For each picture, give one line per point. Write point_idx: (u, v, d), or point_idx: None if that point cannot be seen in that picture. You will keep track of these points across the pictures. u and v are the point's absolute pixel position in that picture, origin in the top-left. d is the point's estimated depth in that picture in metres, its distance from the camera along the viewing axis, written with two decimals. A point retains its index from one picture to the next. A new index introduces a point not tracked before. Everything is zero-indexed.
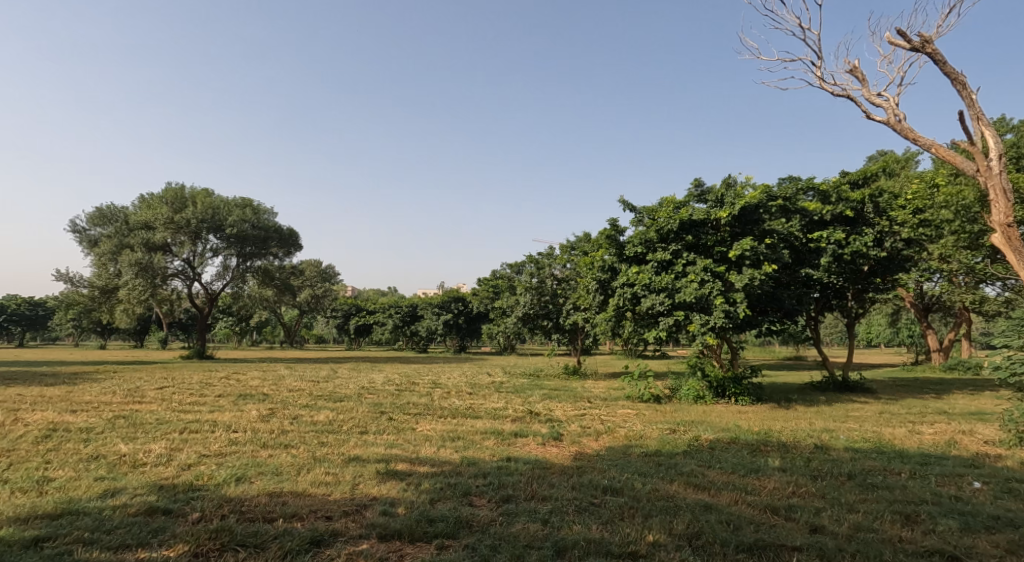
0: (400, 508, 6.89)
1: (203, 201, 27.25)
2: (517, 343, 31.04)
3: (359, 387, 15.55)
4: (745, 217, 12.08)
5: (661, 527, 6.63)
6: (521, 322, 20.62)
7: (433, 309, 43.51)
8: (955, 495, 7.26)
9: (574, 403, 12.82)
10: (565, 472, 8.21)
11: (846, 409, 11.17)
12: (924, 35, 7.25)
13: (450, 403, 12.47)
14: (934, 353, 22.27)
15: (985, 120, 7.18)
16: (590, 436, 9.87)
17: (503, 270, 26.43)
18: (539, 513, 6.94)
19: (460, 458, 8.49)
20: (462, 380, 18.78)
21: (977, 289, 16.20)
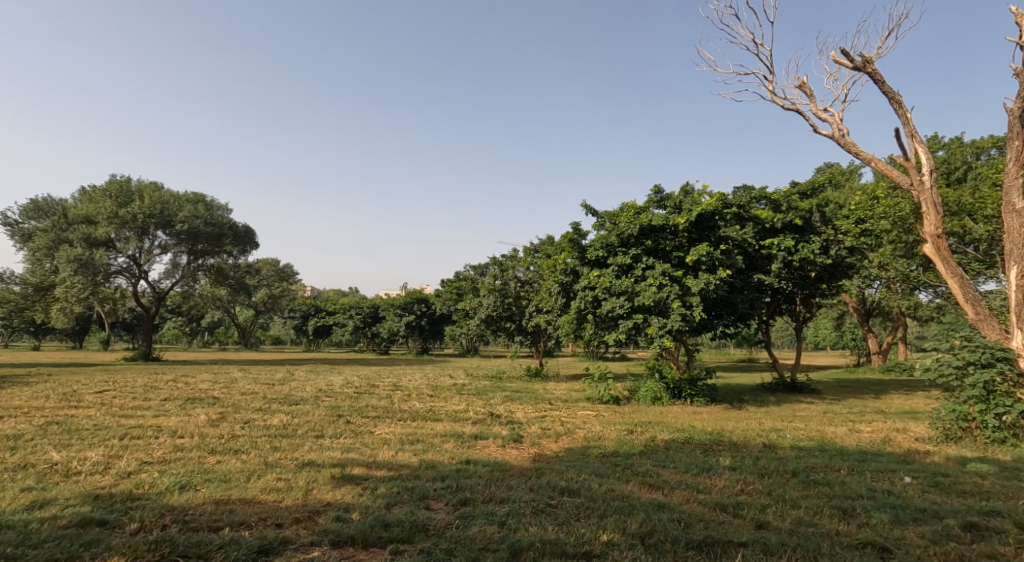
0: (355, 513, 6.43)
1: (151, 194, 25.25)
2: (477, 345, 30.94)
3: (316, 391, 15.19)
4: (702, 223, 13.77)
5: (614, 526, 6.10)
6: (484, 324, 20.72)
7: (396, 309, 42.40)
8: (888, 490, 6.81)
9: (534, 406, 13.63)
10: (524, 474, 7.76)
11: (793, 410, 12.45)
12: (865, 57, 8.06)
13: (410, 407, 12.64)
14: (873, 355, 23.92)
15: (919, 139, 8.41)
16: (550, 437, 9.96)
17: (470, 274, 27.62)
18: (496, 515, 6.43)
19: (419, 462, 8.16)
20: (427, 380, 18.74)
21: (912, 295, 18.26)
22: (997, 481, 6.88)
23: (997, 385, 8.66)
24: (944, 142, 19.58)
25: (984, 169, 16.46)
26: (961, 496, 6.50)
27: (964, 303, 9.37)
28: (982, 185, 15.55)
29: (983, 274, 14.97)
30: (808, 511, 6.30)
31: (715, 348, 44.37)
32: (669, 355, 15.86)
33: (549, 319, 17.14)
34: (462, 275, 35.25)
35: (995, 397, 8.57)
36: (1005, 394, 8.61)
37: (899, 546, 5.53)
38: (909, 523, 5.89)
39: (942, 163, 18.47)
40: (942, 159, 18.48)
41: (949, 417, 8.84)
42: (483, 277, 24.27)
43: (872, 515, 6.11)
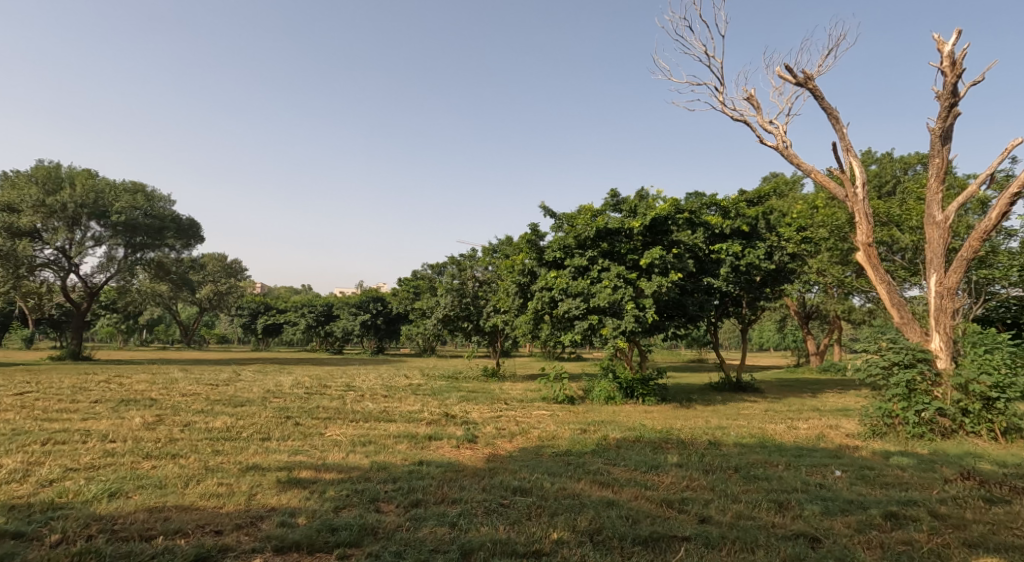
0: (300, 518, 6.44)
1: (83, 182, 24.32)
2: (433, 343, 30.90)
3: (263, 391, 14.99)
4: (656, 227, 14.16)
5: (565, 524, 6.30)
6: (441, 324, 20.74)
7: (351, 307, 41.86)
8: (820, 483, 7.22)
9: (490, 405, 13.80)
10: (477, 474, 7.89)
11: (738, 408, 12.95)
12: (807, 73, 8.48)
13: (362, 408, 12.61)
14: (812, 356, 24.92)
15: (854, 152, 8.92)
16: (504, 437, 10.12)
17: (427, 274, 27.60)
18: (448, 516, 6.55)
19: (371, 463, 8.19)
20: (380, 380, 18.70)
21: (846, 300, 19.23)
22: (916, 473, 7.39)
23: (918, 383, 9.29)
24: (876, 157, 20.64)
25: (912, 183, 17.44)
26: (884, 487, 6.96)
27: (891, 308, 9.96)
28: (911, 197, 16.48)
29: (908, 282, 15.89)
30: (747, 505, 6.63)
31: (667, 348, 45.37)
32: (623, 355, 16.23)
33: (506, 319, 17.31)
34: (420, 273, 35.09)
35: (916, 395, 9.19)
36: (925, 392, 9.24)
37: (828, 536, 5.86)
38: (837, 514, 6.27)
39: (874, 177, 19.48)
40: (876, 171, 19.49)
41: (877, 414, 9.38)
42: (441, 276, 24.30)
43: (804, 507, 6.48)
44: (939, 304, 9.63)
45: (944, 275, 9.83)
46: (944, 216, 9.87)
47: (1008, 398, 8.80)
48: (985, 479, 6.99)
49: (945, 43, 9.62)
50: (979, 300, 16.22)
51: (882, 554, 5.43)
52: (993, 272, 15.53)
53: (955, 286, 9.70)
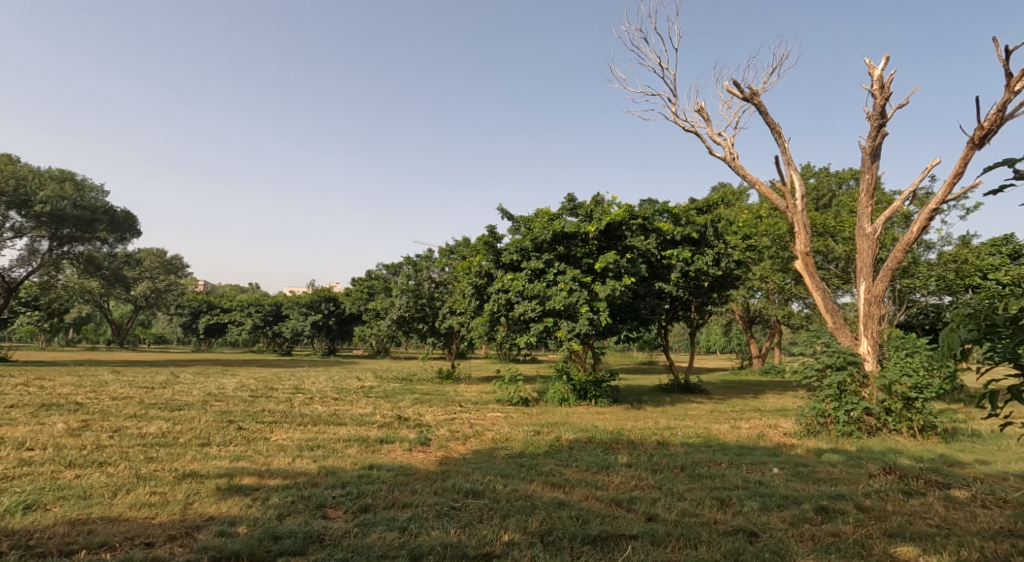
0: (240, 527, 6.33)
1: (6, 168, 23.10)
2: (384, 344, 30.71)
3: (203, 394, 14.65)
4: (611, 232, 14.49)
5: (516, 526, 6.42)
6: (395, 325, 20.65)
7: (302, 307, 41.12)
8: (760, 480, 7.58)
9: (444, 408, 13.88)
10: (429, 477, 7.98)
11: (686, 409, 13.39)
12: (753, 89, 8.88)
13: (310, 411, 12.51)
14: (754, 358, 25.86)
15: (794, 166, 9.37)
16: (458, 439, 10.23)
17: (383, 274, 27.49)
18: (398, 521, 6.57)
19: (319, 468, 8.18)
20: (331, 382, 18.50)
21: (787, 306, 20.12)
22: (844, 469, 7.84)
23: (848, 385, 9.85)
24: (814, 171, 21.63)
25: (846, 196, 18.34)
26: (817, 483, 7.37)
27: (824, 314, 10.47)
28: (845, 209, 17.31)
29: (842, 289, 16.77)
30: (692, 503, 6.89)
31: (618, 352, 46.17)
32: (577, 357, 16.52)
33: (462, 321, 17.38)
34: (374, 273, 34.75)
35: (846, 395, 9.73)
36: (855, 393, 9.80)
37: (765, 530, 6.12)
38: (774, 509, 6.60)
39: (812, 190, 20.41)
40: (814, 184, 20.43)
41: (811, 414, 9.88)
42: (397, 276, 24.26)
43: (744, 503, 6.78)
44: (866, 310, 10.16)
45: (872, 283, 10.41)
46: (873, 228, 10.46)
47: (927, 398, 9.45)
48: (906, 474, 7.48)
49: (875, 67, 10.19)
50: (903, 307, 17.16)
51: (813, 546, 5.70)
52: (914, 281, 16.50)
53: (881, 294, 10.27)
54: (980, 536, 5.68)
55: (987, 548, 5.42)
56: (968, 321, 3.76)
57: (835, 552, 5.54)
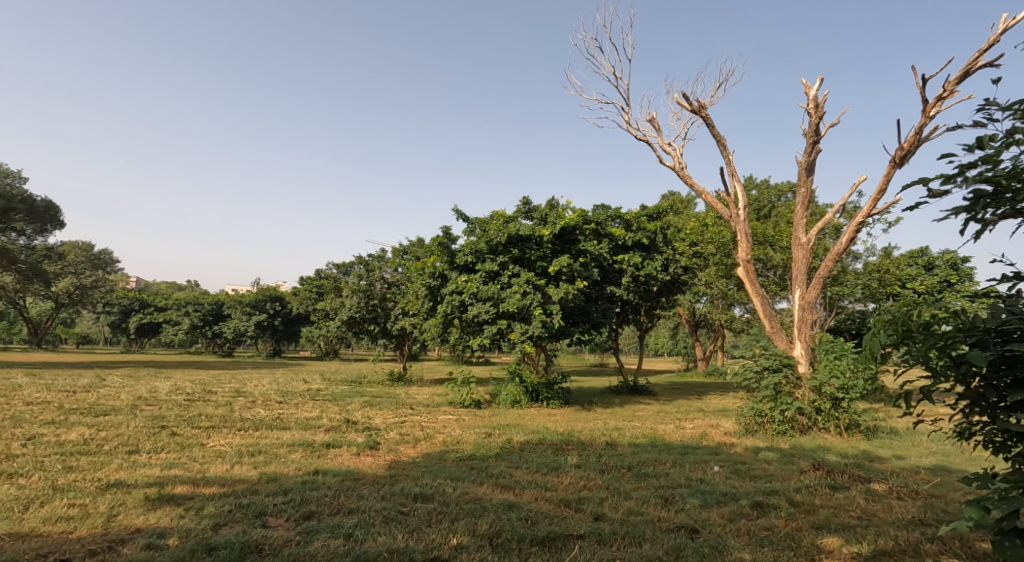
0: (170, 539, 6.04)
1: None
2: (331, 345, 30.23)
3: (132, 398, 14.10)
4: (564, 236, 14.74)
5: (465, 529, 6.34)
6: (345, 326, 20.42)
7: (244, 306, 39.92)
8: (701, 478, 7.88)
9: (394, 410, 13.85)
10: (377, 482, 7.92)
11: (634, 410, 13.75)
12: (701, 103, 9.23)
13: (252, 415, 12.24)
14: (699, 361, 26.66)
15: (738, 177, 9.78)
16: (408, 443, 10.25)
17: (333, 272, 27.13)
18: (343, 527, 6.41)
19: (259, 476, 8.02)
20: (274, 385, 18.13)
21: (729, 310, 20.89)
22: (779, 466, 8.23)
23: (783, 386, 10.33)
24: (756, 182, 22.48)
25: (785, 208, 19.17)
26: (754, 480, 7.71)
27: (764, 319, 10.91)
28: (784, 221, 18.10)
29: (779, 295, 17.54)
30: (637, 502, 7.06)
31: (568, 355, 46.75)
32: (529, 359, 16.73)
33: (414, 322, 17.33)
34: (323, 273, 34.09)
35: (782, 396, 10.20)
36: (789, 393, 10.29)
37: (705, 527, 6.30)
38: (714, 506, 6.86)
39: (754, 201, 21.21)
40: (756, 195, 21.25)
41: (749, 414, 10.34)
42: (346, 277, 23.97)
43: (686, 501, 7.03)
44: (800, 315, 10.65)
45: (806, 290, 10.94)
46: (808, 238, 11.00)
47: (852, 398, 9.97)
48: (832, 469, 7.93)
49: (811, 87, 10.72)
50: (832, 313, 18.00)
51: (749, 539, 5.94)
52: (842, 289, 17.39)
53: (813, 300, 10.79)
54: (895, 526, 6.06)
55: (900, 536, 5.78)
56: (888, 326, 4.09)
57: (768, 545, 5.78)
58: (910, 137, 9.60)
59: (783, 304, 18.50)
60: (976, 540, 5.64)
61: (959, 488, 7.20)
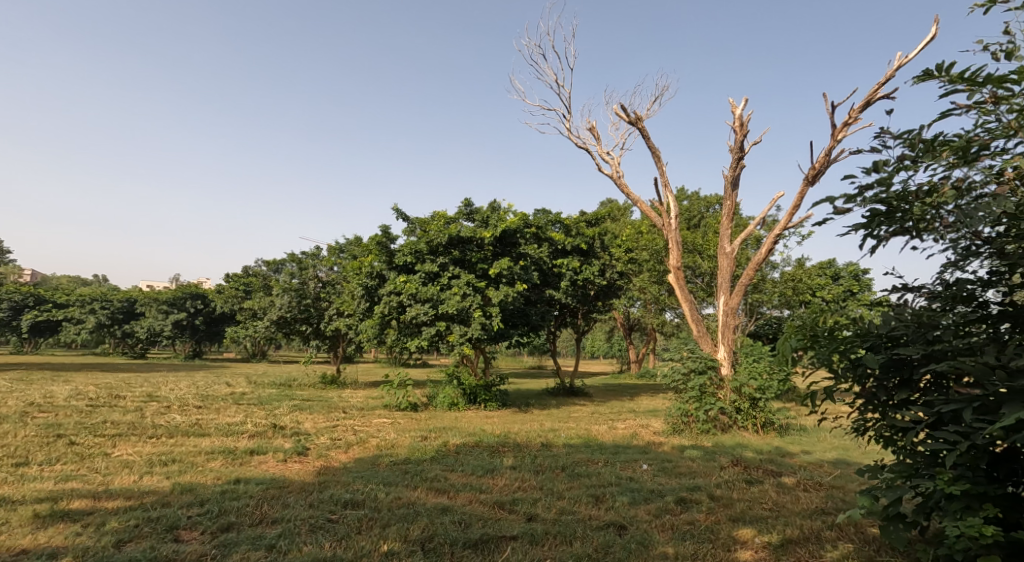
0: (66, 559, 5.51)
1: None
2: (257, 346, 29.23)
3: (25, 406, 13.06)
4: (505, 239, 14.92)
5: (396, 535, 6.15)
6: (274, 326, 19.85)
7: (160, 305, 37.96)
8: (632, 476, 8.19)
9: (326, 414, 13.64)
10: (304, 490, 7.59)
11: (570, 411, 14.08)
12: (637, 115, 9.59)
13: (167, 421, 11.65)
14: (631, 364, 27.43)
15: (671, 188, 10.20)
16: (339, 448, 10.13)
17: (262, 270, 26.33)
18: (265, 538, 6.03)
19: (172, 487, 7.45)
20: (193, 389, 17.32)
21: (661, 315, 21.70)
22: (702, 463, 8.63)
23: (707, 387, 10.83)
24: (686, 194, 23.36)
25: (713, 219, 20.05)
26: (680, 477, 8.07)
27: (690, 324, 11.41)
28: (710, 231, 18.92)
29: (707, 302, 18.33)
30: (569, 501, 7.23)
31: (504, 356, 47.11)
32: (468, 361, 16.82)
33: (350, 324, 17.02)
34: (252, 271, 33.06)
35: (706, 396, 10.68)
36: (713, 394, 10.80)
37: (632, 523, 6.53)
38: (641, 503, 7.12)
39: (685, 212, 22.03)
40: (688, 205, 22.11)
41: (676, 414, 10.77)
42: (277, 276, 23.32)
43: (616, 499, 7.27)
44: (723, 320, 11.20)
45: (730, 296, 11.50)
46: (732, 247, 11.55)
47: (767, 398, 10.58)
48: (749, 465, 8.42)
49: (736, 106, 11.29)
50: (752, 318, 18.80)
51: (673, 534, 6.20)
52: (761, 296, 18.34)
53: (735, 306, 11.36)
54: (801, 516, 6.49)
55: (804, 525, 6.20)
56: (798, 332, 4.46)
57: (690, 538, 6.08)
58: (819, 158, 10.25)
59: (708, 309, 19.34)
60: (869, 525, 6.13)
61: (856, 479, 7.80)
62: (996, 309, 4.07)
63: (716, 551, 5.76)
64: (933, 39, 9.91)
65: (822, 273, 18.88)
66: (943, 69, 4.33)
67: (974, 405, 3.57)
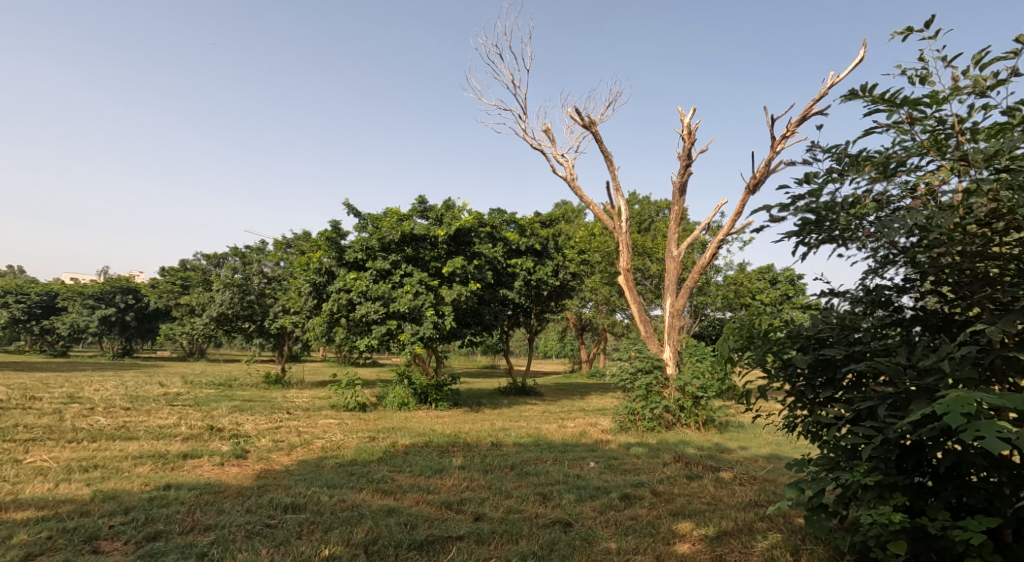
0: None
1: None
2: (194, 344, 28.27)
3: None
4: (460, 238, 14.93)
5: (339, 539, 6.10)
6: (214, 323, 19.30)
7: (86, 299, 36.28)
8: (578, 473, 8.36)
9: (269, 415, 13.38)
10: (241, 495, 7.45)
11: (520, 411, 14.21)
12: (591, 120, 9.79)
13: (90, 424, 11.17)
14: (582, 364, 27.86)
15: (623, 193, 10.41)
16: (282, 451, 9.97)
17: (204, 264, 25.56)
18: (196, 546, 5.87)
19: (93, 495, 7.17)
20: (121, 389, 16.64)
21: (611, 316, 22.13)
22: (646, 459, 8.89)
23: (654, 385, 11.12)
24: (637, 198, 23.87)
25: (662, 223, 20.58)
26: (624, 473, 8.29)
27: (639, 324, 11.66)
28: (660, 235, 19.41)
29: (655, 304, 18.78)
30: (517, 500, 7.34)
31: (455, 357, 46.96)
32: (419, 361, 16.76)
33: (297, 322, 16.69)
34: (191, 266, 32.05)
35: (652, 395, 10.97)
36: (659, 392, 11.09)
37: (578, 520, 6.68)
38: (587, 500, 7.28)
39: (637, 216, 22.52)
40: (639, 209, 22.61)
41: (623, 412, 11.02)
42: (218, 271, 22.68)
43: (563, 497, 7.40)
44: (670, 321, 11.51)
45: (676, 298, 11.82)
46: (679, 252, 11.88)
47: (709, 397, 10.93)
48: (690, 461, 8.70)
49: (685, 115, 11.63)
50: (697, 320, 19.33)
51: (616, 529, 6.37)
52: (705, 299, 18.94)
53: (681, 307, 11.69)
54: (736, 508, 6.77)
55: (739, 517, 6.47)
56: (736, 333, 4.74)
57: (632, 533, 6.26)
58: (760, 168, 10.65)
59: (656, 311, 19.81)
60: (796, 516, 6.44)
61: (787, 472, 8.18)
62: (911, 313, 4.36)
63: (657, 545, 5.95)
64: (862, 62, 10.46)
65: (762, 277, 19.59)
66: (866, 89, 4.60)
67: (887, 401, 3.82)
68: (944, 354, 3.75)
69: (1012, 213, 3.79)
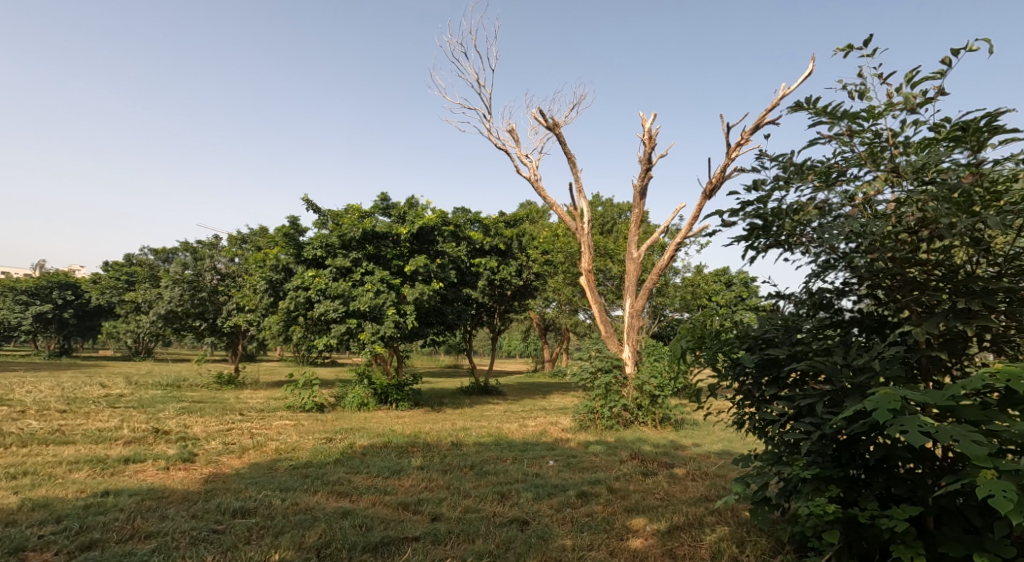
0: None
1: None
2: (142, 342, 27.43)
3: None
4: (422, 236, 14.93)
5: (289, 543, 6.04)
6: (162, 322, 18.79)
7: (20, 296, 34.81)
8: (537, 472, 8.44)
9: (221, 417, 13.12)
10: (185, 500, 7.31)
11: (482, 410, 14.24)
12: (553, 122, 9.88)
13: (25, 428, 10.79)
14: (544, 363, 28.01)
15: (584, 195, 10.51)
16: (232, 453, 9.79)
17: (152, 260, 24.84)
18: (136, 555, 5.75)
19: (24, 503, 6.94)
20: (57, 391, 16.06)
21: (573, 316, 22.32)
22: (604, 457, 9.05)
23: (613, 385, 11.29)
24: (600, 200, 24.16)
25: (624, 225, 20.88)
26: (582, 471, 8.41)
27: (600, 324, 11.78)
28: (621, 237, 19.68)
29: (616, 304, 19.03)
30: (474, 499, 7.39)
31: (416, 356, 46.71)
32: (381, 360, 16.65)
33: (252, 320, 16.39)
34: (137, 261, 31.06)
35: (611, 394, 11.15)
36: (618, 391, 11.27)
37: (534, 518, 6.76)
38: (544, 498, 7.37)
39: (600, 217, 22.78)
40: (602, 210, 22.87)
41: (584, 411, 11.15)
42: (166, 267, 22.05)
43: (520, 495, 7.48)
44: (629, 321, 11.67)
45: (636, 298, 11.97)
46: (639, 253, 12.07)
47: (666, 395, 11.16)
48: (646, 458, 8.88)
49: (646, 119, 11.83)
50: (657, 320, 19.67)
51: (572, 526, 6.47)
52: (665, 299, 19.28)
53: (641, 308, 11.81)
54: (687, 503, 6.95)
55: (690, 511, 6.64)
56: (688, 333, 4.88)
57: (587, 529, 6.37)
58: (716, 173, 10.91)
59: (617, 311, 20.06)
60: (744, 509, 6.65)
61: (738, 468, 8.44)
62: (849, 315, 4.56)
63: (611, 540, 6.07)
64: (811, 74, 10.89)
65: (719, 278, 20.07)
66: (810, 102, 4.78)
67: (825, 399, 4.00)
68: (876, 354, 3.95)
69: (936, 223, 3.99)
